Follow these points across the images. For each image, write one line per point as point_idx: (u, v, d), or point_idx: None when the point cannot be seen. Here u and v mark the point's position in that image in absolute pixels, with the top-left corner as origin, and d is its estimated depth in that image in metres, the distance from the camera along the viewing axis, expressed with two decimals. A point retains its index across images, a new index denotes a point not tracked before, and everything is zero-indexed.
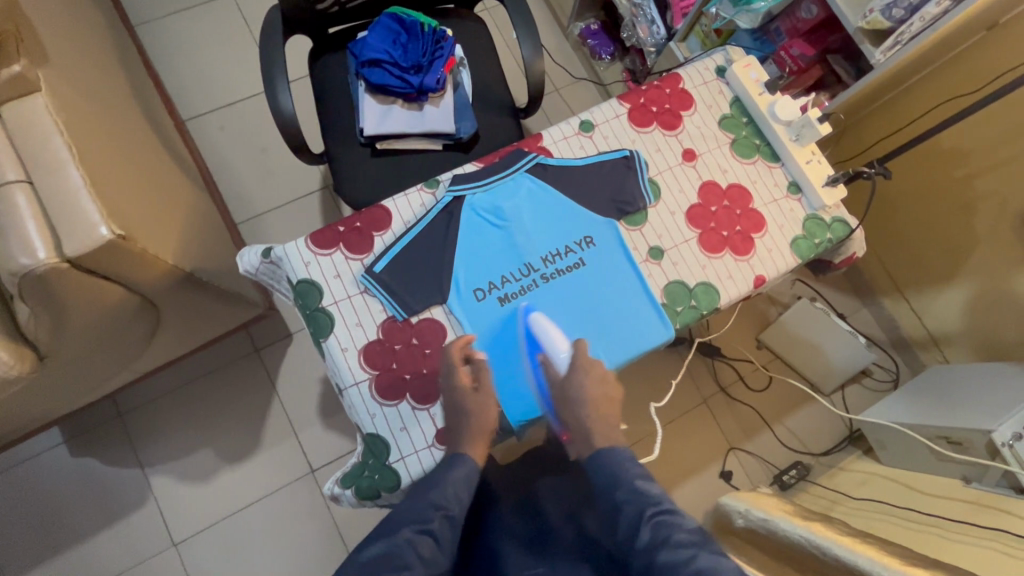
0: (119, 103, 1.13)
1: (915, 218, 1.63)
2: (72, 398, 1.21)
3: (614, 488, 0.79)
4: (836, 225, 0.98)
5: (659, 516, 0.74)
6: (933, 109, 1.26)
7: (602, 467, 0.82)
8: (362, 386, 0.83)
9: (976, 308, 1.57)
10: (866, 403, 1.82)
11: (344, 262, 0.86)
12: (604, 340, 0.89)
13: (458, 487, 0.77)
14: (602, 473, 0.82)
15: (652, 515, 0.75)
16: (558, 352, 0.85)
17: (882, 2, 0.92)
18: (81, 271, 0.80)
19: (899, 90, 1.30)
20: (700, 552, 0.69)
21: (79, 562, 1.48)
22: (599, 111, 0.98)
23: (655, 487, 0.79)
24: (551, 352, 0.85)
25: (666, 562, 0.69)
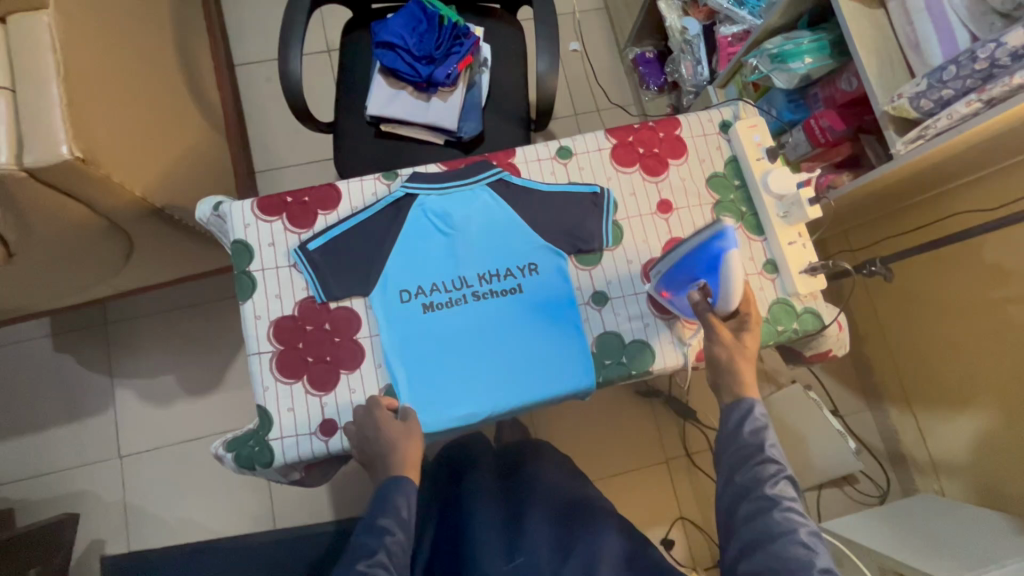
0: (152, 35, 1.19)
1: (935, 332, 1.44)
2: (49, 299, 1.28)
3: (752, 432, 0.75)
4: (807, 316, 0.90)
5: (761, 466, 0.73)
6: (962, 216, 1.14)
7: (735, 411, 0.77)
8: (264, 356, 0.83)
9: (985, 445, 1.37)
10: (843, 511, 1.68)
11: (282, 232, 0.86)
12: (522, 373, 0.84)
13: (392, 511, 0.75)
14: (738, 410, 0.77)
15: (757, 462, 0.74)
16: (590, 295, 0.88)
17: (912, 88, 0.82)
18: (39, 182, 0.84)
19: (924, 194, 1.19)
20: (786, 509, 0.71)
21: (34, 448, 1.57)
22: (582, 140, 0.94)
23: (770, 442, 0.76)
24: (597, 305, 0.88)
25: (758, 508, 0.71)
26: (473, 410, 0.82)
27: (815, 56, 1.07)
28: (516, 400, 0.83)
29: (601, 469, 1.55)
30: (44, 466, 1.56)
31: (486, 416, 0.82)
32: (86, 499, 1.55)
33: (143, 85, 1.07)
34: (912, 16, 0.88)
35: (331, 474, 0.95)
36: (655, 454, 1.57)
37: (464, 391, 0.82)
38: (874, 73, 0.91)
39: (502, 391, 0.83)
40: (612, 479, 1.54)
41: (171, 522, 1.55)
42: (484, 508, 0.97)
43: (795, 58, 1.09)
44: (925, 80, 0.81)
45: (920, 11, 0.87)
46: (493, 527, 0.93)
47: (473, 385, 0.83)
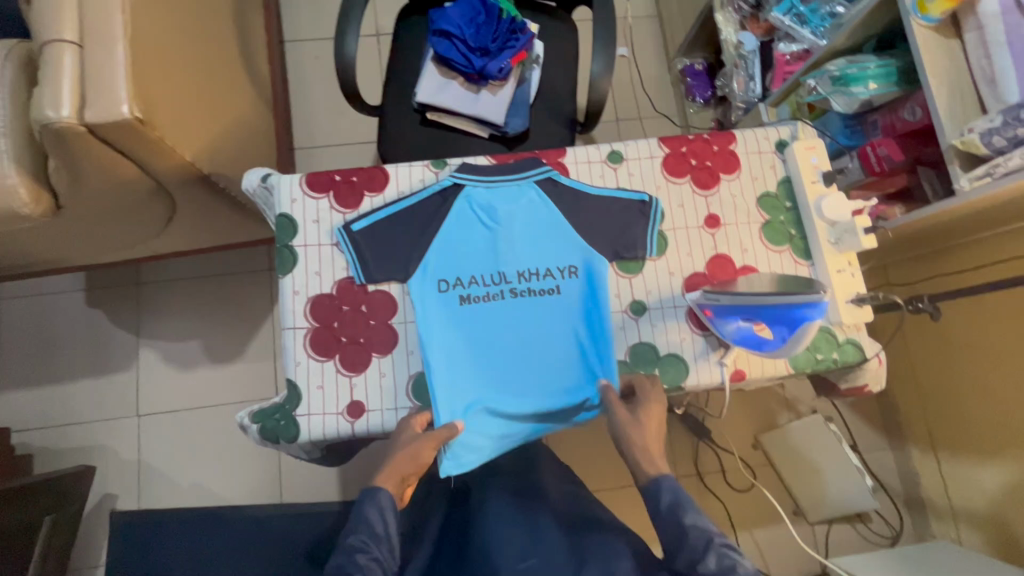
0: (213, 4, 1.20)
1: (968, 376, 1.39)
2: (88, 254, 1.30)
3: (678, 512, 0.76)
4: (848, 347, 0.87)
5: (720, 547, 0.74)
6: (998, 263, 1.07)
7: (649, 490, 0.78)
8: (299, 332, 0.83)
9: (1009, 498, 1.33)
10: (853, 549, 1.64)
11: (328, 210, 0.86)
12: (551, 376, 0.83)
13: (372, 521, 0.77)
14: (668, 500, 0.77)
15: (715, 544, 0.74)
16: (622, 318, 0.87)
17: (985, 123, 0.80)
18: (96, 138, 0.85)
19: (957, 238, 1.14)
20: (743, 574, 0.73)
21: (57, 398, 1.60)
22: (634, 146, 0.93)
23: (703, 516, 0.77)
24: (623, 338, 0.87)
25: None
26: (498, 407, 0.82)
27: (880, 82, 1.06)
28: (540, 409, 0.82)
29: (611, 480, 1.53)
30: (65, 417, 1.59)
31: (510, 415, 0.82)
32: (102, 454, 1.58)
33: (201, 53, 1.08)
34: (990, 49, 0.85)
35: (349, 455, 0.95)
36: None
37: (490, 396, 0.82)
38: (943, 104, 0.89)
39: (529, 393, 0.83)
40: (620, 492, 1.52)
41: (181, 484, 1.57)
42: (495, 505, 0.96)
43: (858, 82, 1.06)
44: (1000, 116, 0.79)
45: (1000, 43, 0.84)
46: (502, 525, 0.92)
47: (500, 390, 0.83)
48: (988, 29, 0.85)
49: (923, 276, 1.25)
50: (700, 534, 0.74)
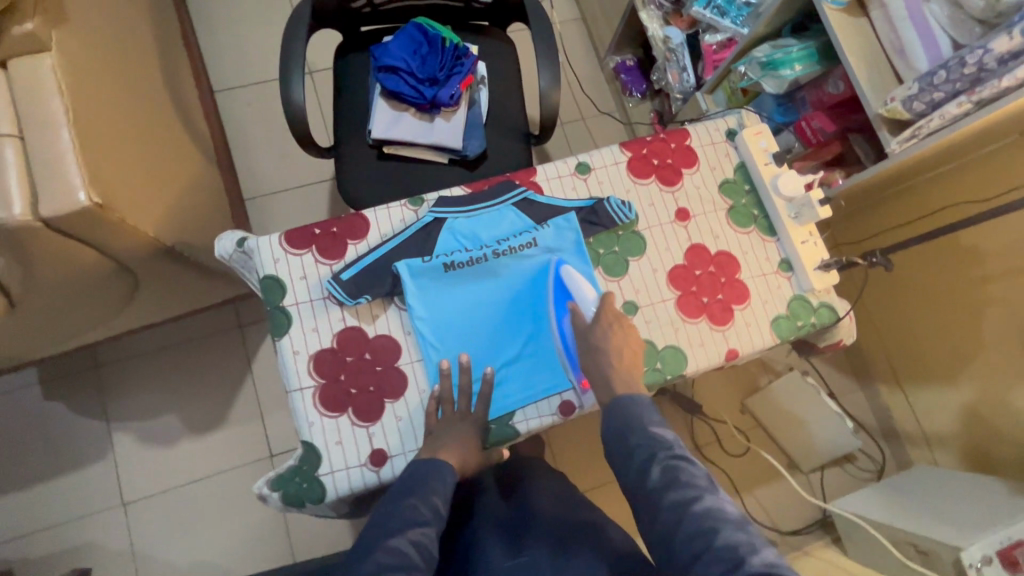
0: (142, 68, 1.15)
1: (921, 311, 1.52)
2: (44, 347, 1.22)
3: (628, 431, 0.74)
4: (822, 310, 0.95)
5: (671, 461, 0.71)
6: (938, 212, 1.16)
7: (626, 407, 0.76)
8: (306, 392, 0.82)
9: (970, 414, 1.46)
10: (846, 489, 1.76)
11: (313, 265, 0.86)
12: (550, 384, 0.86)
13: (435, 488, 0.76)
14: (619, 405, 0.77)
15: (665, 458, 0.71)
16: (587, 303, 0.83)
17: (904, 92, 0.88)
18: (54, 230, 0.81)
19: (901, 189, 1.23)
20: (705, 494, 0.67)
21: (28, 504, 1.49)
22: (599, 155, 0.97)
23: (668, 431, 0.74)
24: (580, 301, 0.84)
25: (675, 502, 0.67)
26: (506, 420, 0.85)
27: (805, 63, 1.13)
28: (545, 419, 0.86)
29: None
30: (43, 522, 1.48)
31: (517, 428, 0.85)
32: (90, 552, 1.48)
33: (140, 121, 1.04)
34: (895, 24, 0.94)
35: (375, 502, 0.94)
36: None
37: (497, 412, 0.85)
38: (864, 78, 0.97)
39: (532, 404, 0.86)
40: None
41: (182, 567, 1.49)
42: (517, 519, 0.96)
43: (784, 65, 1.14)
44: (916, 84, 0.87)
45: (902, 18, 0.93)
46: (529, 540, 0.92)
47: (506, 404, 0.85)
48: (890, 6, 0.94)
49: (872, 232, 1.33)
50: (649, 446, 0.72)
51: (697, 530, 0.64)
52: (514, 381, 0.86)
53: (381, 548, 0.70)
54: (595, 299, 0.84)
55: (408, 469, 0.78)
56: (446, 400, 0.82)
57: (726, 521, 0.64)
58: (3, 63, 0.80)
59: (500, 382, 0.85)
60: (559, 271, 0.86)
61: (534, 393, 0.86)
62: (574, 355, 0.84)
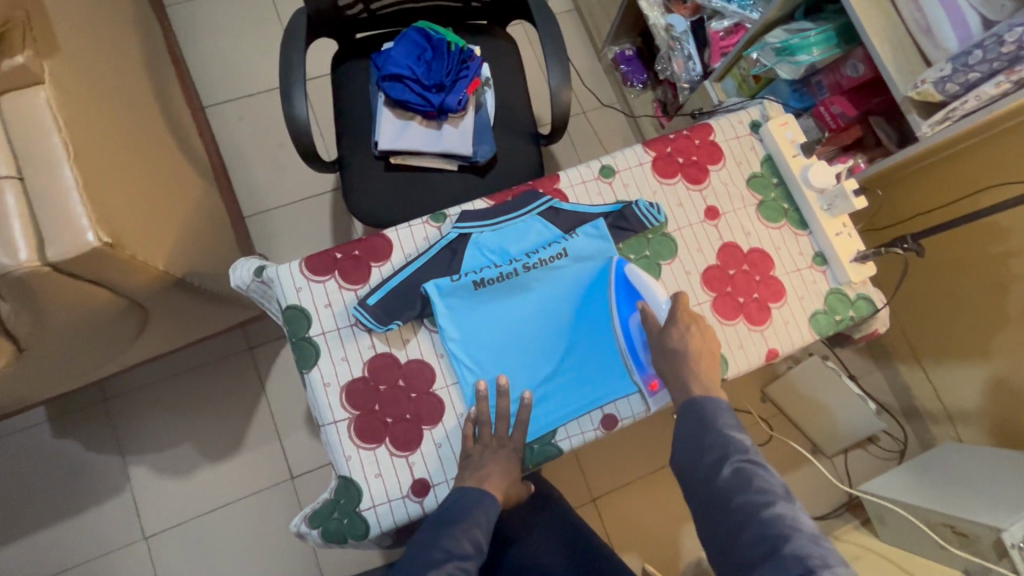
0: (136, 92, 1.10)
1: (941, 290, 1.51)
2: (53, 387, 1.18)
3: (701, 431, 0.74)
4: (860, 302, 0.93)
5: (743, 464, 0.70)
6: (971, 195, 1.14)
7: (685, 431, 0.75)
8: (341, 425, 0.79)
9: (995, 390, 1.45)
10: (870, 471, 1.75)
11: (337, 291, 0.82)
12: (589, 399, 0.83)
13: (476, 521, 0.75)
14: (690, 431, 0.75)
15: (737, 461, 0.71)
16: (659, 303, 0.82)
17: (936, 73, 0.85)
18: (63, 274, 0.77)
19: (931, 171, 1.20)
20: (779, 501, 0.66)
21: (46, 545, 1.45)
22: (622, 156, 0.93)
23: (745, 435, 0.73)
24: (651, 301, 0.82)
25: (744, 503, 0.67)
26: (548, 439, 0.82)
27: (823, 47, 1.10)
28: (587, 435, 0.83)
29: (647, 468, 1.52)
30: (64, 562, 1.45)
31: (559, 447, 0.83)
32: None
33: (138, 149, 0.99)
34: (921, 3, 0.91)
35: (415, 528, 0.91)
36: None
37: (537, 431, 0.82)
38: (890, 60, 0.94)
39: (572, 420, 0.83)
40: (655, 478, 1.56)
41: None
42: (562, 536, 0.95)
43: (801, 50, 1.11)
44: (949, 65, 0.84)
45: None
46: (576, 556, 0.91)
47: (546, 424, 0.82)
48: None
49: (900, 218, 1.31)
50: (720, 448, 0.72)
51: (765, 531, 0.64)
52: (555, 398, 0.83)
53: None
54: (666, 299, 0.82)
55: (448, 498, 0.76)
56: (484, 424, 0.79)
57: (798, 530, 0.64)
58: None
59: (540, 400, 0.82)
60: (624, 269, 0.84)
61: (575, 409, 0.83)
62: (641, 353, 0.84)
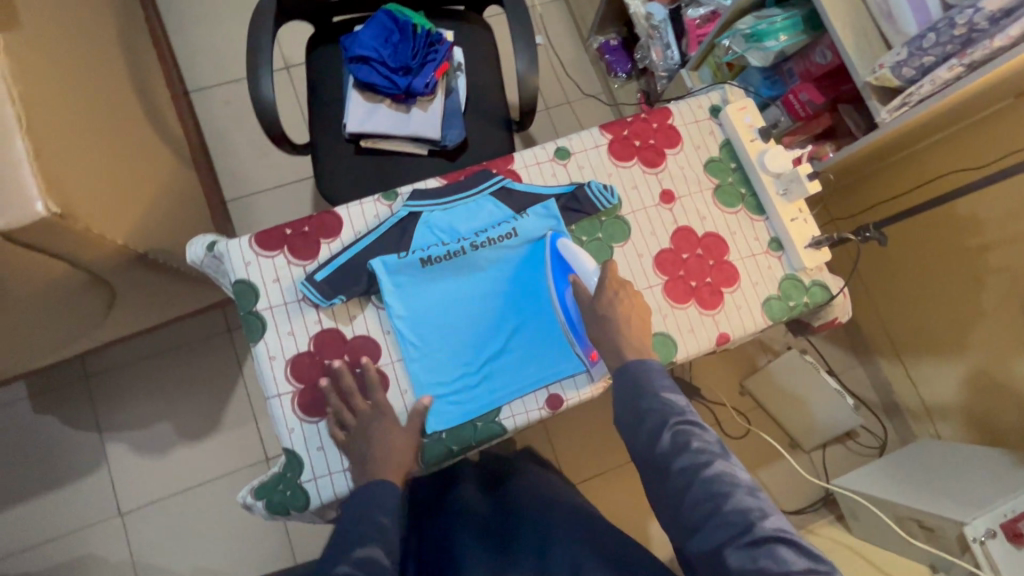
0: (107, 71, 1.11)
1: (919, 285, 1.49)
2: (26, 362, 1.20)
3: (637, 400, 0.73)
4: (815, 289, 0.92)
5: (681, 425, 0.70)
6: (936, 181, 1.12)
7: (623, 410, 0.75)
8: (285, 398, 0.80)
9: (972, 385, 1.44)
10: (849, 466, 1.74)
11: (286, 266, 0.83)
12: (534, 379, 0.84)
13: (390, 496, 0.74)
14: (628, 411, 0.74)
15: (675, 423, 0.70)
16: (588, 273, 0.80)
17: (893, 58, 0.84)
18: (14, 244, 0.78)
19: (897, 159, 1.19)
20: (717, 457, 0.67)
21: (25, 519, 1.48)
22: (578, 139, 0.93)
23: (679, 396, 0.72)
24: (581, 272, 0.81)
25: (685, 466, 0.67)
26: (491, 417, 0.83)
27: (789, 33, 1.09)
28: (531, 414, 0.84)
29: (619, 457, 1.52)
30: (42, 536, 1.48)
31: (502, 426, 0.83)
32: (92, 564, 1.47)
33: (104, 126, 1.00)
34: None
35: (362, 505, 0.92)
36: None
37: (480, 409, 0.82)
38: (851, 45, 0.93)
39: (516, 399, 0.83)
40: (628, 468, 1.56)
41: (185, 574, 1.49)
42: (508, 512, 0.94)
43: (769, 36, 1.10)
44: (905, 48, 0.83)
45: None
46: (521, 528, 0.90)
47: (490, 402, 0.83)
48: None
49: (866, 206, 1.29)
50: (658, 416, 0.71)
51: (708, 492, 0.65)
52: (498, 377, 0.83)
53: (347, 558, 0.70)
54: (596, 268, 0.81)
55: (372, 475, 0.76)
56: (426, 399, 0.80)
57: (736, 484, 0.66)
58: None
59: (484, 378, 0.83)
60: (557, 243, 0.84)
61: (519, 388, 0.83)
62: (579, 327, 0.82)
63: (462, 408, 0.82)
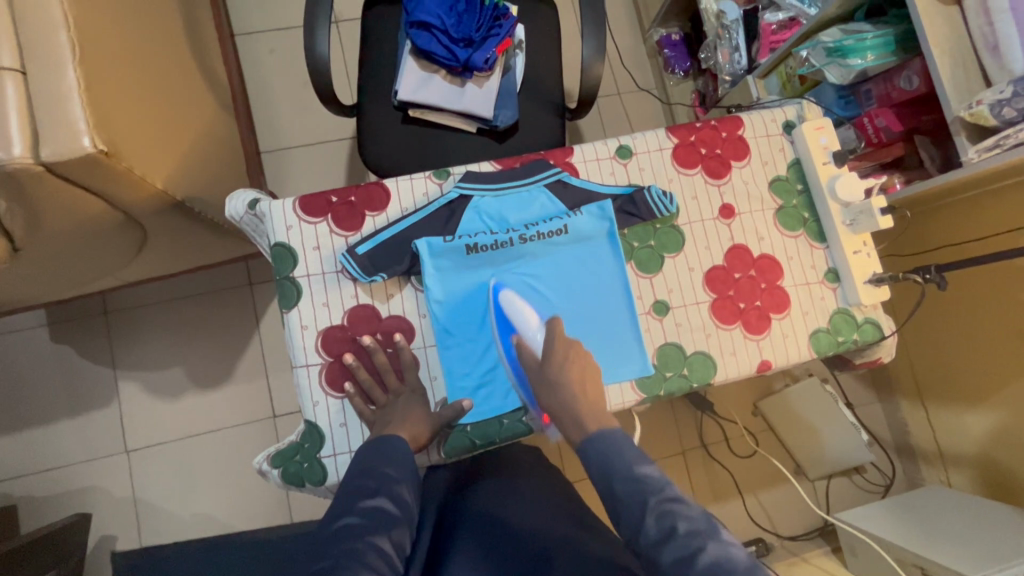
0: (159, 5, 1.07)
1: (956, 331, 1.44)
2: (50, 292, 1.19)
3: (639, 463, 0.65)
4: (866, 327, 0.88)
5: (664, 505, 0.60)
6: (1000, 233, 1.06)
7: None
8: (312, 370, 0.78)
9: (996, 440, 1.39)
10: (852, 501, 1.72)
11: (327, 235, 0.80)
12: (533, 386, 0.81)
13: (389, 466, 0.70)
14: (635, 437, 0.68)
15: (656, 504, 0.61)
16: (532, 332, 0.77)
17: (995, 95, 0.79)
18: (55, 176, 0.76)
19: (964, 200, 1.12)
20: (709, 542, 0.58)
21: (34, 443, 1.50)
22: (642, 139, 0.89)
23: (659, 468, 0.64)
24: (524, 331, 0.77)
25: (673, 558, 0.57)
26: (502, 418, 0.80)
27: (878, 53, 1.03)
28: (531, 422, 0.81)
29: None
30: (48, 461, 1.50)
31: (512, 427, 0.81)
32: (93, 495, 1.49)
33: (152, 62, 0.97)
34: (993, 16, 0.84)
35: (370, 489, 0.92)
36: (673, 445, 1.71)
37: (498, 406, 0.80)
38: (948, 74, 0.87)
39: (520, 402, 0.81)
40: None
41: (182, 517, 1.50)
42: (523, 492, 0.90)
43: (855, 53, 1.04)
44: (1011, 87, 0.78)
45: (1002, 11, 0.83)
46: (543, 509, 0.86)
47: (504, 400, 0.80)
48: None
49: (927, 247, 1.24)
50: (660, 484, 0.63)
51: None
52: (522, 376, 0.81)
53: (354, 509, 0.65)
54: (541, 327, 0.78)
55: (366, 451, 0.72)
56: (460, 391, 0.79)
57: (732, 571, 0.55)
58: None
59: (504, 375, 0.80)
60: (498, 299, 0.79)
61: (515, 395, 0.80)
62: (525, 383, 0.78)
63: (480, 401, 0.80)
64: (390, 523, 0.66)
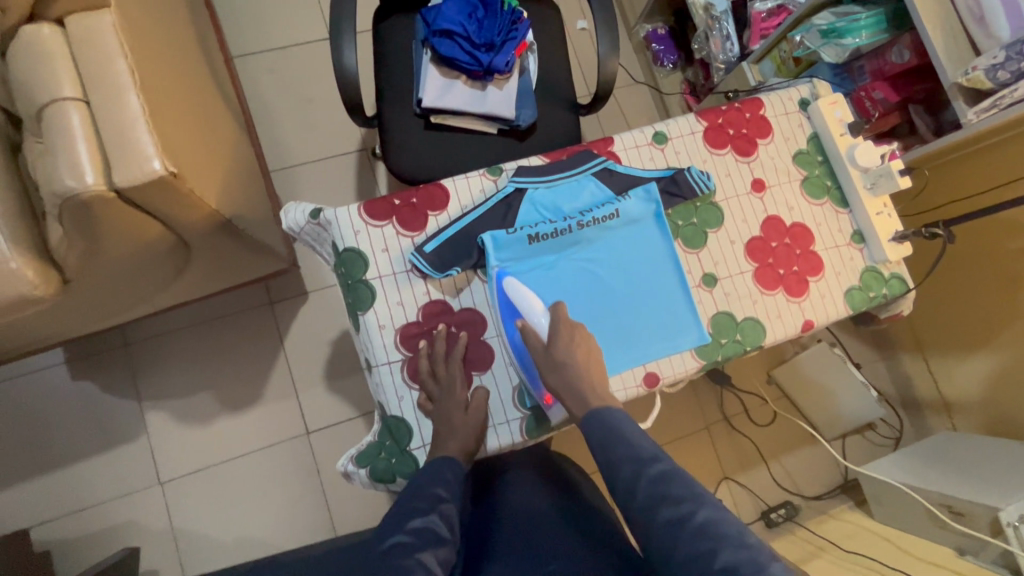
0: (180, 29, 1.08)
1: (950, 284, 1.55)
2: (84, 325, 1.17)
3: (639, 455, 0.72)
4: (894, 281, 0.96)
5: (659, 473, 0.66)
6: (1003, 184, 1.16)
7: None
8: (394, 366, 0.81)
9: (995, 382, 1.50)
10: (867, 456, 1.82)
11: (394, 237, 0.83)
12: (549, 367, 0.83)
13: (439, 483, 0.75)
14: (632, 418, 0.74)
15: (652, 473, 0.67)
16: (537, 315, 0.79)
17: (989, 60, 0.88)
18: (124, 202, 0.77)
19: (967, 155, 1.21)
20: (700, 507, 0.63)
21: (64, 484, 1.46)
22: (675, 124, 0.95)
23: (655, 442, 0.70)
24: (529, 315, 0.79)
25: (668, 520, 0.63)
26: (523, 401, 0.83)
27: (870, 31, 1.11)
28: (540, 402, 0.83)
29: None
30: (80, 502, 1.46)
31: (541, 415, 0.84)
32: (130, 531, 1.46)
33: (186, 85, 0.98)
34: None
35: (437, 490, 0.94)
36: (697, 421, 1.77)
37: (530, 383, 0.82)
38: (941, 45, 0.96)
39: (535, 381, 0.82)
40: None
41: (225, 543, 1.49)
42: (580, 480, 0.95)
43: (849, 33, 1.12)
44: (1003, 52, 0.87)
45: None
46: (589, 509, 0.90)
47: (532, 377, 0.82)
48: None
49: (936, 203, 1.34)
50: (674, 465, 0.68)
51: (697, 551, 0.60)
52: None
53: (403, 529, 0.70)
54: (546, 311, 0.80)
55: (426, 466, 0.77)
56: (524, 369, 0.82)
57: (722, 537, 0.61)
58: (62, 23, 0.76)
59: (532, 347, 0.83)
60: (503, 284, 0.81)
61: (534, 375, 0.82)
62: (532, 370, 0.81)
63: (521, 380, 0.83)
64: (439, 544, 0.70)
